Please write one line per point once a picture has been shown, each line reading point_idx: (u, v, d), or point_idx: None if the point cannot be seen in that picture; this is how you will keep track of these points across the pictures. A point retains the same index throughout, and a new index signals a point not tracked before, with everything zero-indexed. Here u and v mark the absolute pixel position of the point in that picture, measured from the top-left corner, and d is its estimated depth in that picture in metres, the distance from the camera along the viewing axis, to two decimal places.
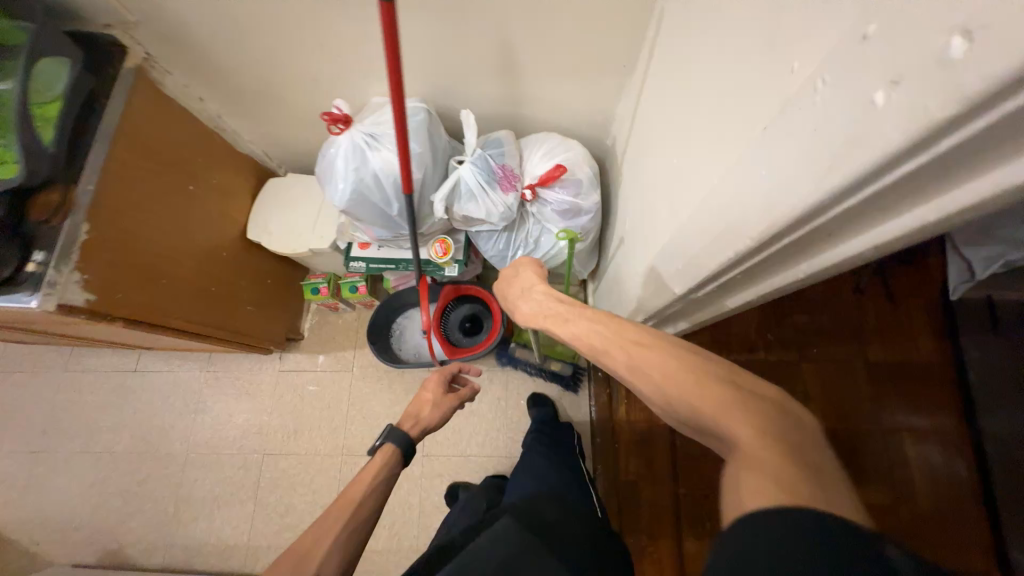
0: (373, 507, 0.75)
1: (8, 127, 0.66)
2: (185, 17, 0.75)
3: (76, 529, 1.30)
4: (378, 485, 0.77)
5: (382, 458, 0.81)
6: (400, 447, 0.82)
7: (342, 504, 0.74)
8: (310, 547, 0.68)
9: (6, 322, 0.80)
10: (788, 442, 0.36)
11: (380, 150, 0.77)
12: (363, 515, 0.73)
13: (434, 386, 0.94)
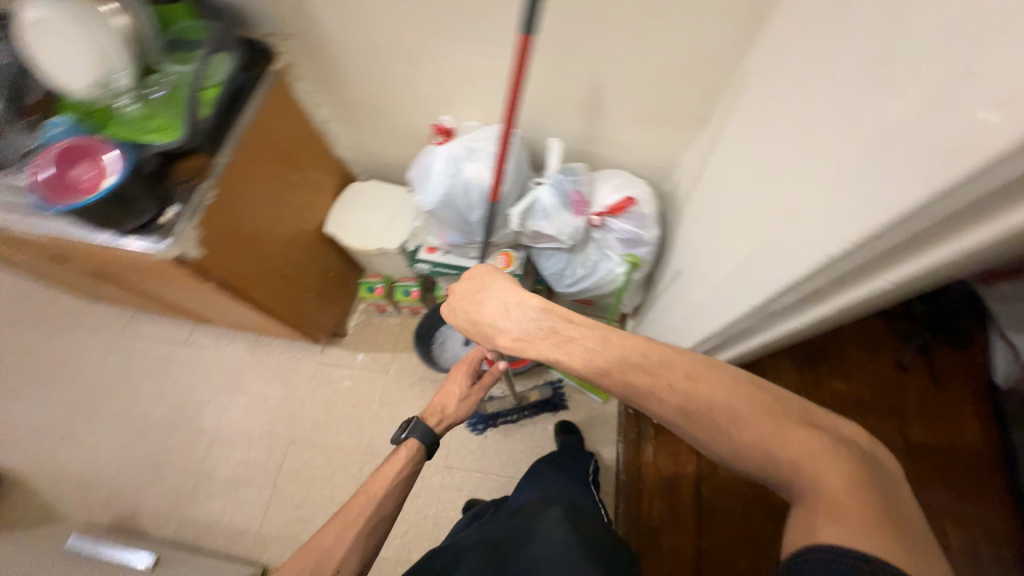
0: (391, 508, 0.80)
1: (180, 101, 0.79)
2: (335, 36, 0.89)
3: (96, 487, 1.32)
4: (398, 487, 0.82)
5: (406, 450, 0.84)
6: (424, 442, 0.85)
7: (361, 505, 0.78)
8: (332, 543, 0.73)
9: (116, 266, 0.90)
10: (848, 478, 0.45)
11: (475, 163, 0.87)
12: (380, 515, 0.78)
13: (460, 378, 0.97)
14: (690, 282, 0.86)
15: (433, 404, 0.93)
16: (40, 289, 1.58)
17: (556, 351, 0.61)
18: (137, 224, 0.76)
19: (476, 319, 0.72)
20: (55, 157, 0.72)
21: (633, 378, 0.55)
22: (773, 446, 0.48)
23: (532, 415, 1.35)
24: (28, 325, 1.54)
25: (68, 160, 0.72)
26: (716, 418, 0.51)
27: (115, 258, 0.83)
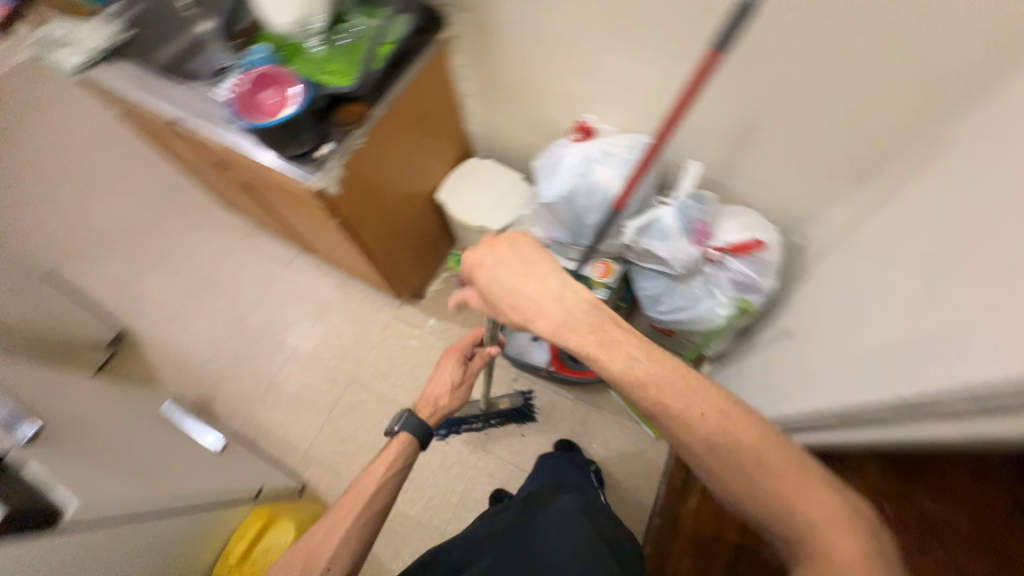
0: (380, 505, 0.89)
1: (358, 52, 0.86)
2: (507, 17, 0.92)
3: (187, 366, 1.49)
4: (388, 483, 0.90)
5: (399, 443, 0.94)
6: (413, 432, 0.95)
7: (348, 506, 0.87)
8: (324, 539, 0.83)
9: (265, 184, 1.01)
10: (864, 544, 0.45)
11: (605, 167, 0.86)
12: (368, 513, 0.87)
13: (451, 367, 1.05)
14: (803, 348, 0.79)
15: (425, 397, 1.02)
16: (188, 186, 1.81)
17: (599, 350, 0.58)
18: (298, 153, 0.83)
19: (507, 289, 0.67)
20: (252, 78, 0.80)
21: (667, 398, 0.54)
22: (794, 499, 0.48)
23: (499, 424, 1.34)
24: (171, 214, 1.77)
25: (263, 84, 0.80)
26: (735, 456, 0.51)
27: (271, 179, 0.93)
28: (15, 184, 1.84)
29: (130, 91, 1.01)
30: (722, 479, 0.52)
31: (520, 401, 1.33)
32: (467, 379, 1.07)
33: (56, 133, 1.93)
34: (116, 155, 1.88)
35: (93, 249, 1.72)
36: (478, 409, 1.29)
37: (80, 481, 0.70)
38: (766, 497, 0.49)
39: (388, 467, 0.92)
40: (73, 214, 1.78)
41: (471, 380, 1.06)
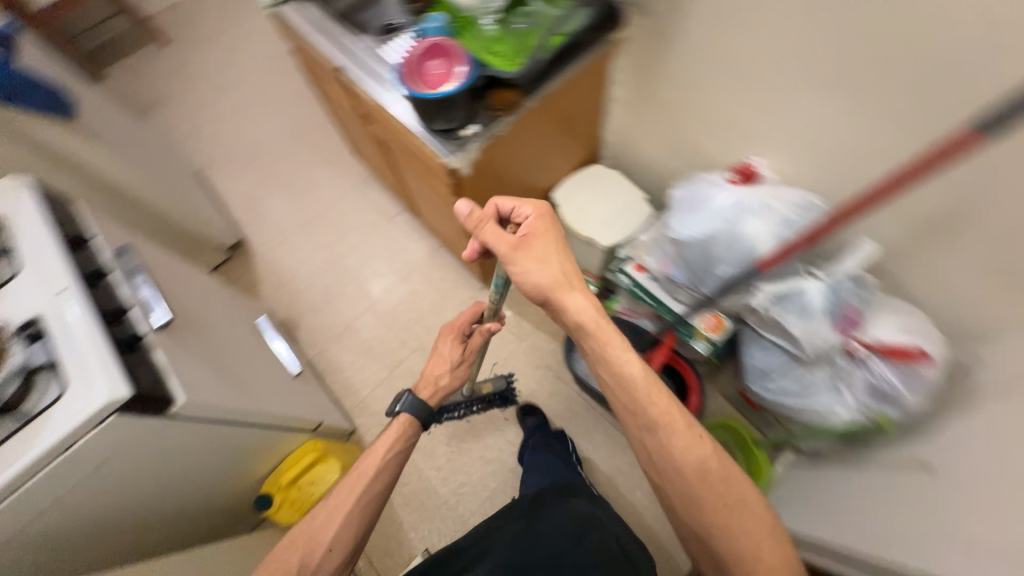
0: (384, 486, 0.96)
1: (530, 40, 0.83)
2: (695, 30, 0.84)
3: (284, 288, 1.62)
4: (389, 468, 0.97)
5: (401, 426, 1.01)
6: (414, 415, 1.02)
7: (352, 483, 0.93)
8: (331, 515, 0.90)
9: (401, 145, 1.03)
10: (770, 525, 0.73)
11: (757, 221, 0.76)
12: (369, 494, 0.94)
13: (450, 347, 1.13)
14: (943, 496, 0.67)
15: (427, 378, 1.10)
16: (326, 125, 1.95)
17: (630, 359, 0.78)
18: (444, 128, 0.82)
19: (566, 262, 0.80)
20: (425, 47, 0.81)
21: (672, 412, 0.78)
22: (736, 495, 0.74)
23: (481, 410, 1.34)
24: (305, 145, 1.91)
25: (437, 53, 0.80)
26: (707, 465, 0.76)
27: (410, 144, 0.95)
28: (193, 89, 2.10)
29: (311, 33, 1.08)
30: (688, 471, 0.76)
31: (503, 385, 1.34)
32: (464, 359, 1.14)
33: (234, 52, 2.18)
34: (275, 83, 2.07)
35: (237, 161, 1.92)
36: (462, 396, 1.29)
37: (190, 379, 0.77)
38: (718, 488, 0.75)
39: (387, 452, 0.98)
40: (229, 127, 1.99)
41: (469, 357, 1.14)
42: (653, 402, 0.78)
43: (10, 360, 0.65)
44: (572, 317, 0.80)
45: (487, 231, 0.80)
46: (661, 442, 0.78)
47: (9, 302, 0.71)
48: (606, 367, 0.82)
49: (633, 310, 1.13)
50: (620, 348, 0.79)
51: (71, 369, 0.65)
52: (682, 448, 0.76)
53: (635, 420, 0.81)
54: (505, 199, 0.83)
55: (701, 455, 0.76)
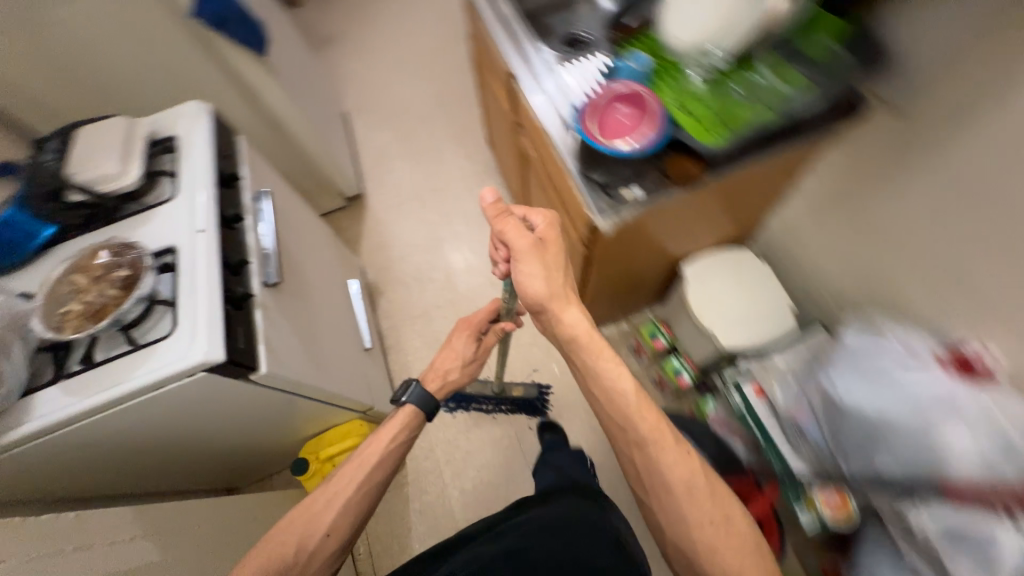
0: (387, 472, 0.91)
1: (742, 113, 0.70)
2: (963, 155, 0.64)
3: (382, 253, 1.65)
4: (391, 456, 0.93)
5: (405, 416, 0.98)
6: (420, 408, 0.99)
7: (357, 464, 0.88)
8: (332, 494, 0.84)
9: (546, 171, 0.96)
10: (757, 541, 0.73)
11: (963, 430, 0.62)
12: (370, 479, 0.88)
13: (463, 342, 1.11)
14: None
15: (435, 371, 1.08)
16: (471, 105, 1.95)
17: (616, 373, 0.80)
18: (603, 182, 0.73)
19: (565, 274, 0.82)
20: (613, 95, 0.71)
21: (652, 438, 0.77)
22: (722, 522, 0.74)
23: (509, 411, 1.33)
24: (445, 120, 1.92)
25: (631, 100, 0.71)
26: (692, 482, 0.76)
27: (559, 179, 0.87)
28: (367, 37, 2.20)
29: (496, 27, 1.02)
30: (676, 489, 0.76)
31: (533, 394, 1.32)
32: (474, 357, 1.13)
33: (414, 13, 2.25)
34: (440, 51, 2.11)
35: (380, 115, 1.98)
36: (491, 393, 1.28)
37: (274, 349, 0.77)
38: (703, 513, 0.74)
39: (391, 440, 0.94)
40: (386, 81, 2.06)
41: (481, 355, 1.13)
42: (643, 418, 0.78)
43: (139, 283, 0.65)
44: (568, 329, 0.82)
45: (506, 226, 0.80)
46: (651, 458, 0.78)
47: (161, 222, 0.76)
48: (596, 384, 0.82)
49: (730, 429, 1.00)
50: (609, 363, 0.81)
51: (184, 312, 0.67)
52: (669, 465, 0.76)
53: (622, 436, 0.81)
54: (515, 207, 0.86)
55: (687, 473, 0.77)
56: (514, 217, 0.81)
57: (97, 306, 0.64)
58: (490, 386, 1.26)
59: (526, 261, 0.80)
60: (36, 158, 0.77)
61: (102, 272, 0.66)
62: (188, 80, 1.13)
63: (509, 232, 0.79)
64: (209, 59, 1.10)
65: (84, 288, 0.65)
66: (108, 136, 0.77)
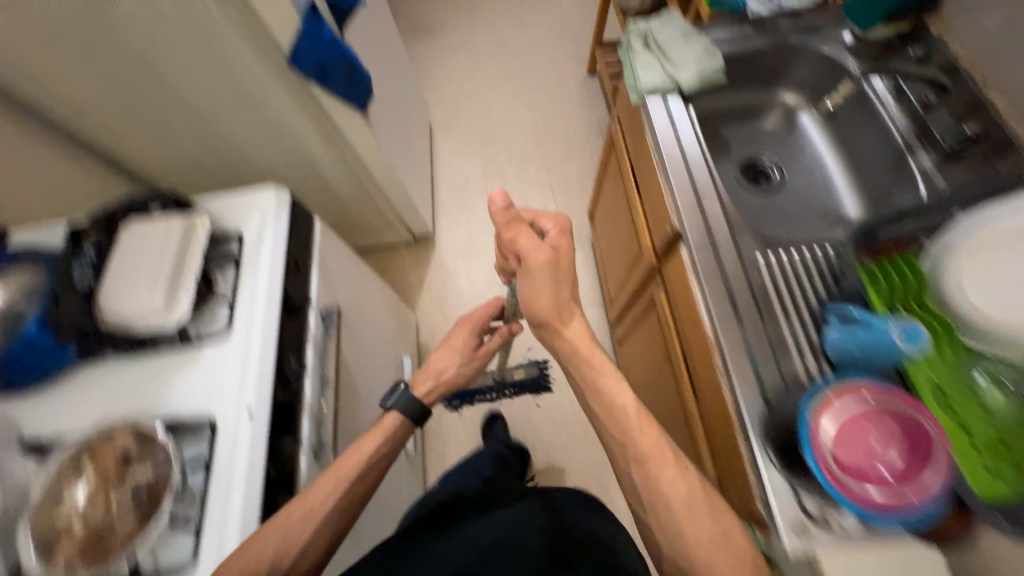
0: (366, 489, 0.65)
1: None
2: None
3: (443, 310, 1.47)
4: (371, 474, 0.66)
5: (391, 425, 0.72)
6: (409, 414, 0.74)
7: (338, 480, 0.60)
8: (307, 515, 0.55)
9: (690, 359, 0.73)
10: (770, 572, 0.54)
11: None
12: (348, 501, 0.61)
13: (464, 337, 0.94)
14: None
15: (428, 369, 0.87)
16: (574, 151, 1.69)
17: (615, 386, 0.67)
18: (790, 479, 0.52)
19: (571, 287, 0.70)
20: (864, 406, 0.48)
21: (637, 446, 0.62)
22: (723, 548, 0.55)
23: (513, 393, 1.34)
24: (540, 162, 1.68)
25: (909, 447, 0.46)
26: (692, 497, 0.58)
27: (710, 387, 0.65)
28: (473, 40, 1.94)
29: (664, 152, 0.73)
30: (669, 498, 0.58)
31: (535, 372, 1.32)
32: (478, 355, 0.94)
33: (531, 20, 1.96)
34: (551, 75, 1.83)
35: (468, 137, 1.74)
36: (494, 381, 1.28)
37: None
38: (691, 537, 0.56)
39: (373, 452, 0.67)
40: (483, 98, 1.81)
41: (485, 358, 0.93)
42: (639, 429, 0.63)
43: (161, 503, 0.49)
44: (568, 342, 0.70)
45: (517, 236, 0.67)
46: (649, 476, 0.61)
47: (203, 382, 0.59)
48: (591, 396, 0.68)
49: None
50: (607, 372, 0.68)
51: (205, 538, 0.51)
52: (669, 484, 0.59)
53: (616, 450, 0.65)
54: (520, 212, 0.73)
55: (691, 494, 0.59)
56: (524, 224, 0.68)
57: (102, 532, 0.49)
58: (492, 374, 1.26)
59: (534, 274, 0.68)
60: (64, 266, 0.58)
61: (116, 471, 0.51)
62: (268, 118, 0.93)
63: (519, 241, 0.66)
64: (298, 101, 0.89)
65: (93, 491, 0.50)
66: (158, 246, 0.61)
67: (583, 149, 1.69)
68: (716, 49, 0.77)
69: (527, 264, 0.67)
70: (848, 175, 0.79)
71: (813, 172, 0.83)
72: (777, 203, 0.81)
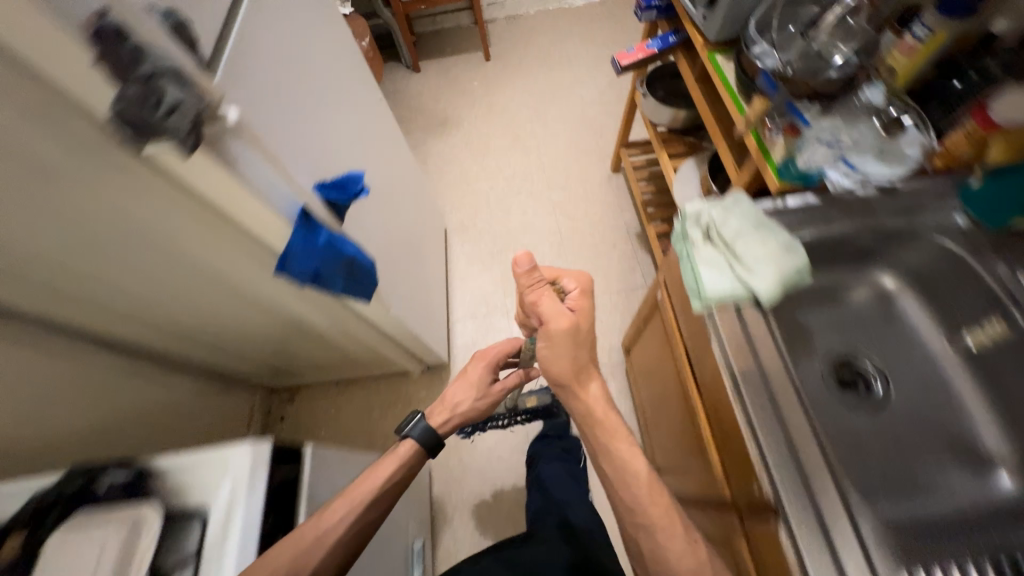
0: (378, 515, 0.67)
1: None
2: None
3: (457, 453, 1.30)
4: (383, 501, 0.68)
5: (407, 452, 0.75)
6: (425, 441, 0.77)
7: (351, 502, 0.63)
8: (319, 538, 0.58)
9: (748, 541, 0.60)
10: None
11: None
12: (361, 524, 0.63)
13: (479, 370, 0.95)
14: None
15: (445, 401, 0.89)
16: (602, 259, 1.55)
17: (627, 450, 0.73)
18: None
19: (589, 350, 0.75)
20: None
21: (649, 510, 0.69)
22: None
23: (525, 420, 1.25)
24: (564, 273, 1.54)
25: None
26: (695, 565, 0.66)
27: (754, 526, 0.58)
28: (489, 139, 1.88)
29: (743, 393, 0.57)
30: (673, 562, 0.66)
31: (548, 399, 1.22)
32: (492, 392, 0.96)
33: (550, 116, 1.89)
34: (573, 174, 1.73)
35: (487, 243, 1.63)
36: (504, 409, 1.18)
37: None
38: None
39: (386, 478, 0.70)
40: (501, 200, 1.71)
41: (497, 396, 0.95)
42: (652, 499, 0.70)
43: None
44: (586, 404, 0.75)
45: (541, 298, 0.72)
46: (657, 544, 0.68)
47: None
48: (604, 458, 0.74)
49: None
50: (622, 440, 0.74)
51: None
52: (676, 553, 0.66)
53: (626, 516, 0.71)
54: (545, 271, 0.80)
55: (695, 563, 0.67)
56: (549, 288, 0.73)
57: None
58: (503, 403, 1.17)
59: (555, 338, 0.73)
60: None
61: None
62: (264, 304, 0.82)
63: (540, 301, 0.73)
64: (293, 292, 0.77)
65: None
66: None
67: (611, 257, 1.55)
68: (798, 245, 0.62)
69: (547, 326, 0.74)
70: (992, 402, 0.61)
71: (926, 379, 0.66)
72: (888, 431, 0.63)
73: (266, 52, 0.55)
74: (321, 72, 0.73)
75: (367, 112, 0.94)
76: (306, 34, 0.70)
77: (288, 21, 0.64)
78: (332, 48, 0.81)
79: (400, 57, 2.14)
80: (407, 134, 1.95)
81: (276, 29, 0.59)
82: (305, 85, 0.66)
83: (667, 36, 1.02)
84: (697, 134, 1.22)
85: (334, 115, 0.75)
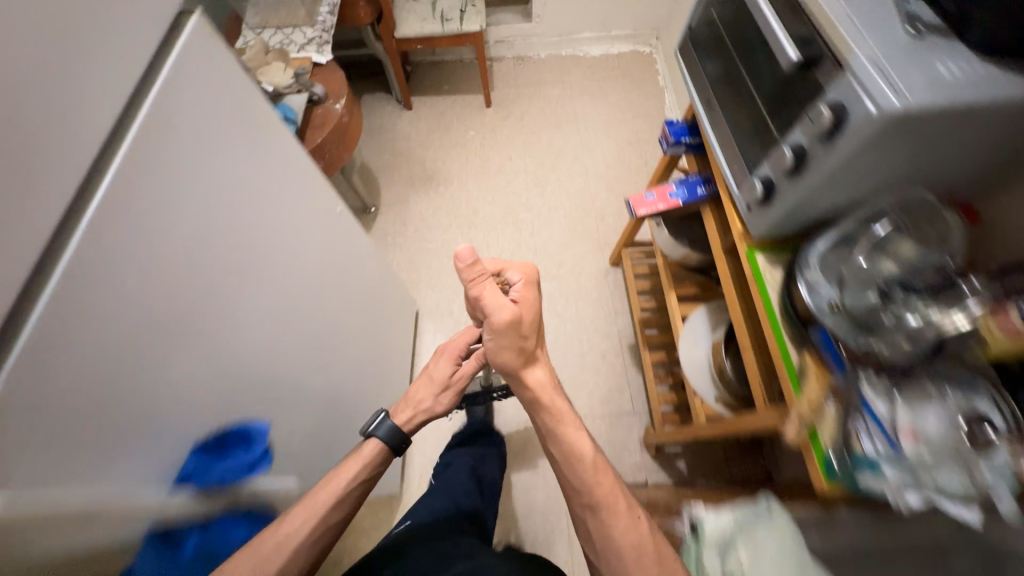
0: (341, 518, 0.68)
1: None
2: None
3: None
4: (346, 500, 0.68)
5: (371, 451, 0.75)
6: (391, 439, 0.77)
7: (308, 510, 0.63)
8: (278, 545, 0.59)
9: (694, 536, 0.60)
10: None
11: None
12: (322, 530, 0.64)
13: (442, 366, 0.87)
14: None
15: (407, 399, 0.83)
16: (587, 372, 1.38)
17: (570, 432, 0.73)
18: None
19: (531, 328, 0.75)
20: None
21: (591, 495, 0.67)
22: None
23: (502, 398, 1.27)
24: None
25: None
26: (642, 554, 0.63)
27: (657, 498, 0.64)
28: (478, 203, 1.68)
29: None
30: (615, 546, 0.64)
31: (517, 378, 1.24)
32: (456, 383, 0.89)
33: (550, 187, 1.70)
34: (566, 263, 1.55)
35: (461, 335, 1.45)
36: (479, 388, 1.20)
37: None
38: None
39: (353, 476, 0.70)
40: None
41: (462, 386, 0.90)
42: (596, 478, 0.68)
43: None
44: (532, 390, 0.76)
45: (482, 292, 0.69)
46: (601, 524, 0.66)
47: None
48: (551, 441, 0.74)
49: None
50: (568, 422, 0.74)
51: None
52: (621, 533, 0.64)
53: (572, 499, 0.70)
54: (488, 263, 0.81)
55: (638, 540, 0.64)
56: (491, 282, 0.70)
57: None
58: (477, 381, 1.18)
59: (498, 330, 0.71)
60: None
61: None
62: None
63: (484, 296, 0.70)
64: None
65: None
66: None
67: (598, 371, 1.38)
68: None
69: (491, 320, 0.71)
70: None
71: None
72: None
73: (52, 350, 0.39)
74: (203, 282, 0.54)
75: (298, 266, 0.75)
76: (188, 238, 0.52)
77: (137, 251, 0.46)
78: (247, 219, 0.62)
79: (391, 91, 1.91)
80: (388, 188, 1.73)
81: (100, 288, 0.43)
82: (155, 324, 0.49)
83: (694, 186, 0.83)
84: (712, 276, 1.04)
85: (217, 331, 0.57)
